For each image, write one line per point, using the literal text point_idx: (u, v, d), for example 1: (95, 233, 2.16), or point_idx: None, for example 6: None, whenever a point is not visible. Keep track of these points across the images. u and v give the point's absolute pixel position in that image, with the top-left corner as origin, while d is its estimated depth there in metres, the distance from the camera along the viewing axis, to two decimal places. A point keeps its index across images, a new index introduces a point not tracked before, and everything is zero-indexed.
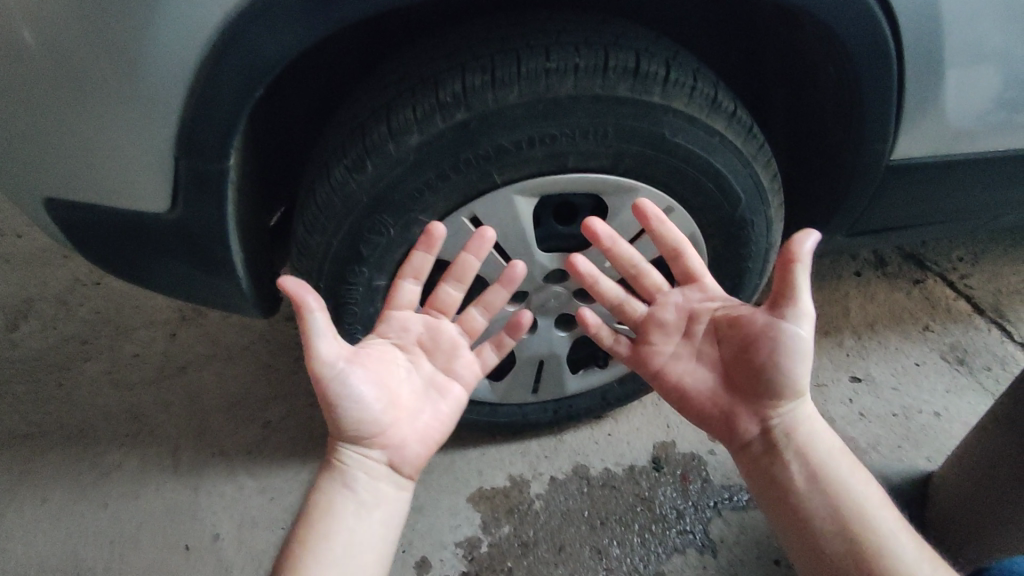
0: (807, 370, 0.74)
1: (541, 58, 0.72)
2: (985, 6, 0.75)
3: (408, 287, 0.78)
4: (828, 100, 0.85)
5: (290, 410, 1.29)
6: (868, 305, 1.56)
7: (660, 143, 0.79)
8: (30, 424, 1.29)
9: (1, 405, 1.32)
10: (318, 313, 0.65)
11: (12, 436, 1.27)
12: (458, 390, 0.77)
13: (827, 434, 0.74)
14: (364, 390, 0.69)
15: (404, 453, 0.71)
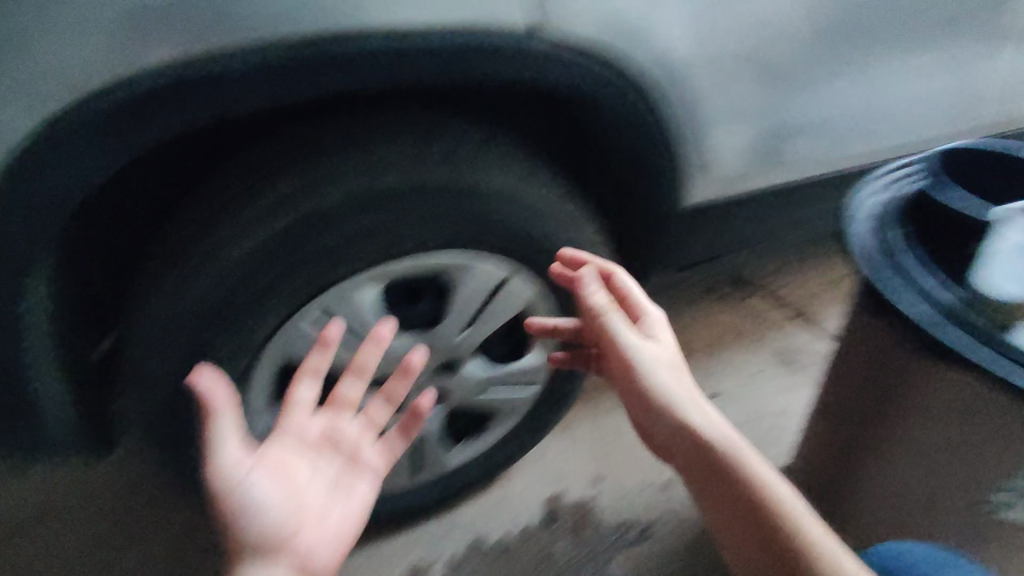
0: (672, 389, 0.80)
1: (358, 158, 0.76)
2: (731, 73, 0.91)
3: (304, 390, 0.75)
4: (628, 165, 0.96)
5: (144, 560, 1.12)
6: (710, 327, 1.75)
7: (486, 219, 0.85)
8: None
9: None
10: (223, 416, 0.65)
11: None
12: (366, 486, 0.74)
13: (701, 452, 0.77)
14: (265, 495, 0.64)
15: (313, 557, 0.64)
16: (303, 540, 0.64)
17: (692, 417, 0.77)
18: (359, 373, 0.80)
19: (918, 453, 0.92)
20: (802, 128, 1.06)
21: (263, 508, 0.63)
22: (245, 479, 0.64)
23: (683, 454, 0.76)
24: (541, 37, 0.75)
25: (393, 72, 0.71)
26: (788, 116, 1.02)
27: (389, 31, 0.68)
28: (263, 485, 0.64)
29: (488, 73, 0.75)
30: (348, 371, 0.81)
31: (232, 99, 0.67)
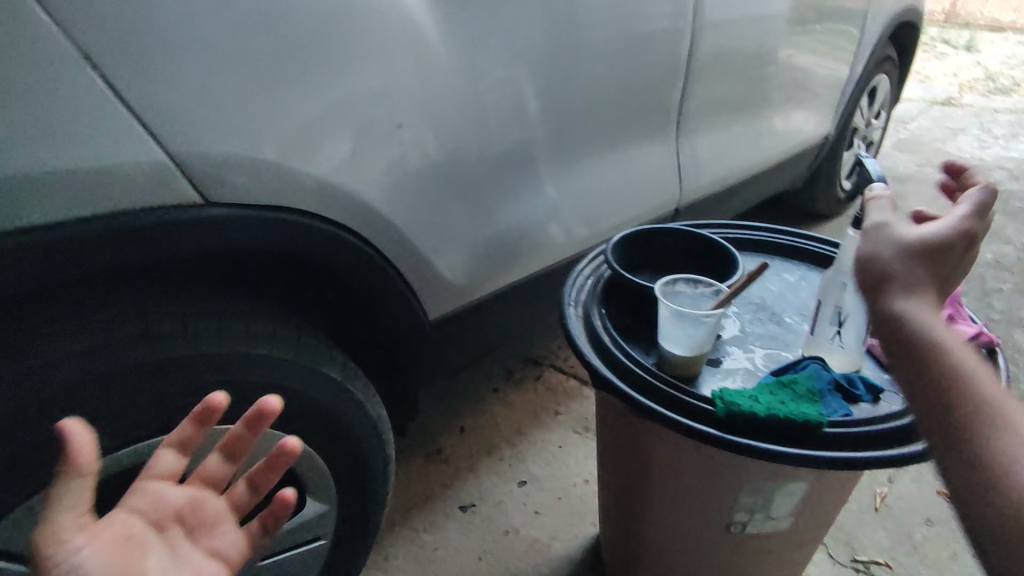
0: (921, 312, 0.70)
1: (25, 359, 0.71)
2: (421, 201, 1.04)
3: (168, 456, 0.79)
4: (349, 296, 1.03)
5: None
6: (510, 413, 1.81)
7: (204, 383, 0.84)
8: None
9: None
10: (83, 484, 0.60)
11: None
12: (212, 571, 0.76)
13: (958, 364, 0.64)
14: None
15: None
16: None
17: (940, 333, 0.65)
18: (228, 454, 0.84)
19: (671, 500, 1.01)
20: (506, 230, 1.23)
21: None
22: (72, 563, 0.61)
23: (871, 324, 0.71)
24: (213, 204, 0.79)
25: (47, 265, 0.69)
26: (488, 222, 1.19)
27: (31, 231, 0.68)
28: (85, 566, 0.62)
29: (165, 247, 0.77)
30: (221, 446, 0.84)
31: None
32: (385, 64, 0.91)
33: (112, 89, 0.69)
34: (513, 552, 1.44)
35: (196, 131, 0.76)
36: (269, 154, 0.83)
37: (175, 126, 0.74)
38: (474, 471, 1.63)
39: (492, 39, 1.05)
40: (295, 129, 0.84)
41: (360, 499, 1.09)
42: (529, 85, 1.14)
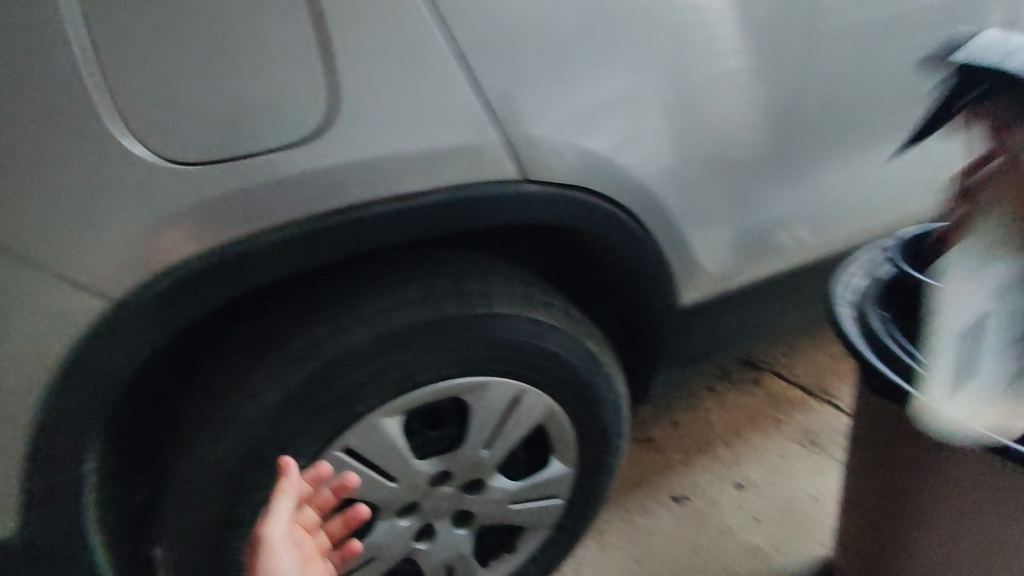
0: None
1: (373, 302, 0.83)
2: (703, 180, 0.98)
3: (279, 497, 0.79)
4: (615, 276, 1.02)
5: None
6: (725, 413, 1.73)
7: (495, 342, 0.91)
8: None
9: None
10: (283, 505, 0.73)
11: None
12: None
13: None
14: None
15: None
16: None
17: None
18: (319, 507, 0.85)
19: (942, 491, 0.91)
20: (778, 219, 1.13)
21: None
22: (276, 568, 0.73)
23: None
24: (528, 180, 0.82)
25: (404, 229, 0.75)
26: (760, 209, 1.10)
27: (398, 199, 0.74)
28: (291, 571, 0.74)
29: (493, 218, 0.80)
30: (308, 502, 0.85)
31: (260, 272, 0.69)
32: (679, 38, 0.89)
33: (461, 57, 0.75)
34: (730, 553, 1.40)
35: (523, 113, 0.79)
36: (581, 131, 0.84)
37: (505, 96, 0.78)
38: (686, 465, 1.60)
39: (786, 11, 0.98)
40: (601, 109, 0.85)
41: (593, 466, 1.15)
42: (820, 64, 1.04)
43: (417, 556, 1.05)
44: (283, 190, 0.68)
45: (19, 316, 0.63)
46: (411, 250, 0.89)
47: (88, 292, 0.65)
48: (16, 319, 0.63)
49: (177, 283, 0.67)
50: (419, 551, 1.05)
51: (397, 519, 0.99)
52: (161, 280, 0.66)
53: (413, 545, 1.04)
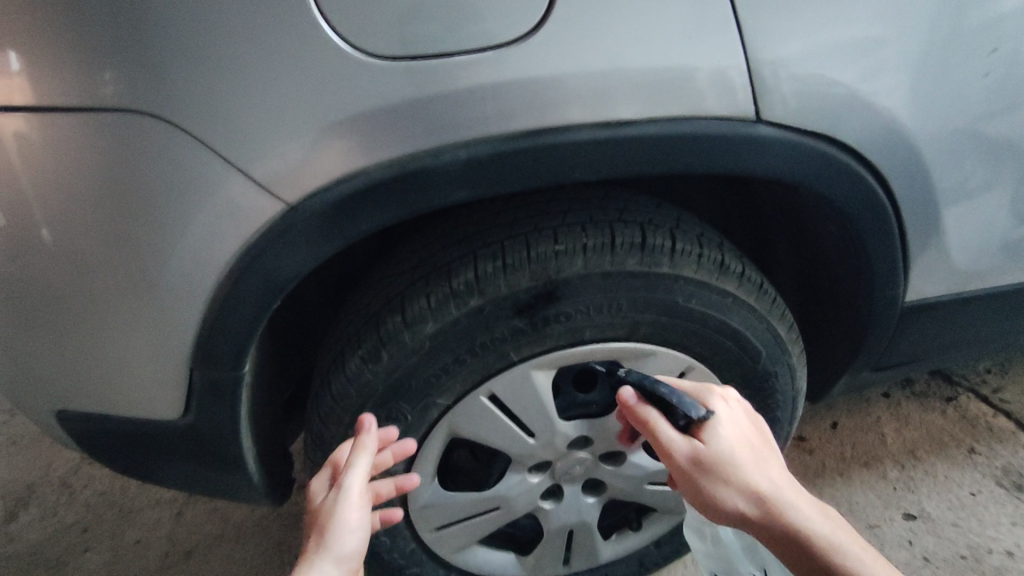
0: (790, 497, 0.69)
1: (549, 242, 0.73)
2: (985, 150, 0.75)
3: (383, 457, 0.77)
4: (831, 251, 0.83)
5: None
6: (904, 429, 1.47)
7: (674, 309, 0.78)
8: None
9: None
10: (361, 455, 0.70)
11: None
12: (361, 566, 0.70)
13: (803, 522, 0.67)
14: (358, 539, 0.67)
15: None
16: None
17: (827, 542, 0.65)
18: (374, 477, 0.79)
19: None
20: None
21: (348, 558, 0.66)
22: (345, 517, 0.67)
23: (777, 545, 0.68)
24: (764, 120, 0.64)
25: (603, 163, 0.63)
26: None
27: (603, 125, 0.61)
28: (364, 524, 0.68)
29: (709, 163, 0.65)
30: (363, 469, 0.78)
31: (442, 192, 0.61)
32: None
33: None
34: None
35: (776, 33, 0.62)
36: (847, 64, 0.65)
37: (759, 12, 0.61)
38: (846, 479, 1.38)
39: None
40: (875, 38, 0.65)
41: None
42: None
43: (540, 513, 0.99)
44: (477, 101, 0.58)
45: (200, 203, 0.61)
46: (595, 190, 0.78)
47: (266, 191, 0.60)
48: (197, 206, 0.61)
49: (350, 192, 0.60)
50: (544, 509, 0.99)
51: (529, 474, 0.93)
52: (334, 188, 0.60)
53: (539, 503, 0.97)
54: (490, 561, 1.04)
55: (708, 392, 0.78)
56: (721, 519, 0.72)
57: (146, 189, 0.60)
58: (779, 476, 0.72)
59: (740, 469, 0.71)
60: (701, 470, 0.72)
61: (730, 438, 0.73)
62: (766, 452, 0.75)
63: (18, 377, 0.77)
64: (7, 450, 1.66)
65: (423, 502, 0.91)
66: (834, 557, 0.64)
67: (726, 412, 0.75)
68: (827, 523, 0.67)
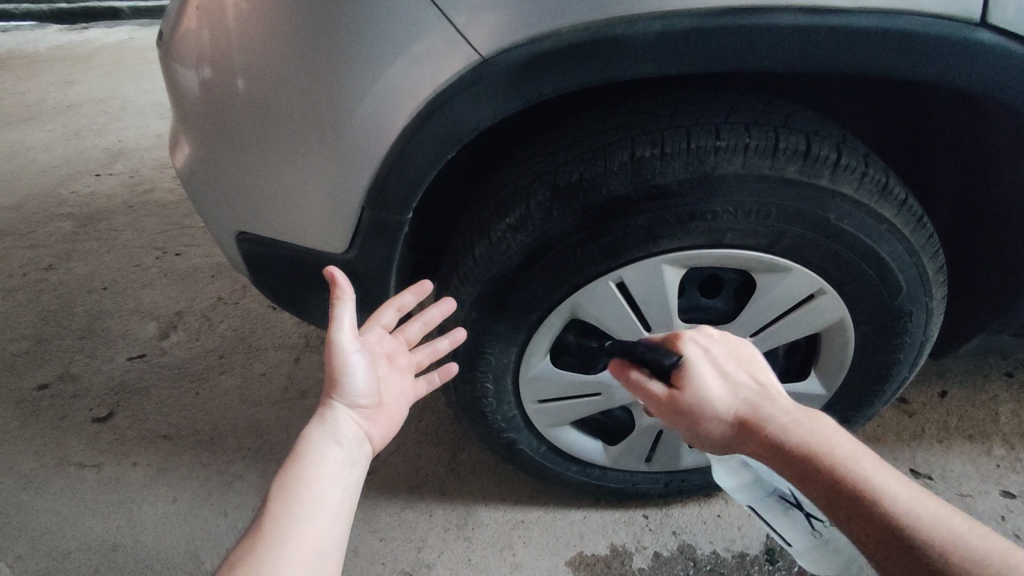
0: (774, 418, 0.69)
1: (711, 136, 0.73)
2: None
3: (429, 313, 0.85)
4: (1010, 192, 0.78)
5: (390, 453, 1.33)
6: (1022, 412, 1.39)
7: (824, 226, 0.77)
8: (183, 425, 1.51)
9: (163, 407, 1.55)
10: (344, 310, 0.69)
11: (171, 432, 1.50)
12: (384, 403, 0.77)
13: (787, 441, 0.66)
14: (363, 381, 0.74)
15: (362, 432, 0.73)
16: (369, 439, 0.74)
17: (820, 451, 0.64)
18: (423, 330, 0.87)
19: None
20: None
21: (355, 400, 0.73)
22: (346, 367, 0.72)
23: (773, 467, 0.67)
24: (988, 25, 0.59)
25: (800, 53, 0.60)
26: None
27: (809, 11, 0.59)
28: (365, 370, 0.74)
29: (912, 67, 0.61)
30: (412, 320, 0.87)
31: (627, 63, 0.62)
32: None
33: None
34: None
35: None
36: None
37: None
38: (944, 446, 1.34)
39: None
40: None
41: (855, 402, 1.01)
42: None
43: (636, 408, 1.05)
44: None
45: (398, 50, 0.65)
46: (763, 94, 0.76)
47: (461, 43, 0.63)
48: (396, 53, 0.66)
49: (542, 50, 0.62)
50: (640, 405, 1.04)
51: None
52: (529, 45, 0.62)
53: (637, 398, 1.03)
54: (578, 445, 1.12)
55: (679, 335, 0.79)
56: (716, 450, 0.74)
57: (355, 27, 0.65)
58: (758, 395, 0.72)
59: (716, 406, 0.72)
60: (686, 415, 0.74)
61: (705, 377, 0.73)
62: (744, 377, 0.74)
63: (211, 199, 0.88)
64: (161, 279, 1.91)
65: (531, 375, 0.98)
66: (824, 464, 0.62)
67: (697, 351, 0.75)
68: (810, 431, 0.66)
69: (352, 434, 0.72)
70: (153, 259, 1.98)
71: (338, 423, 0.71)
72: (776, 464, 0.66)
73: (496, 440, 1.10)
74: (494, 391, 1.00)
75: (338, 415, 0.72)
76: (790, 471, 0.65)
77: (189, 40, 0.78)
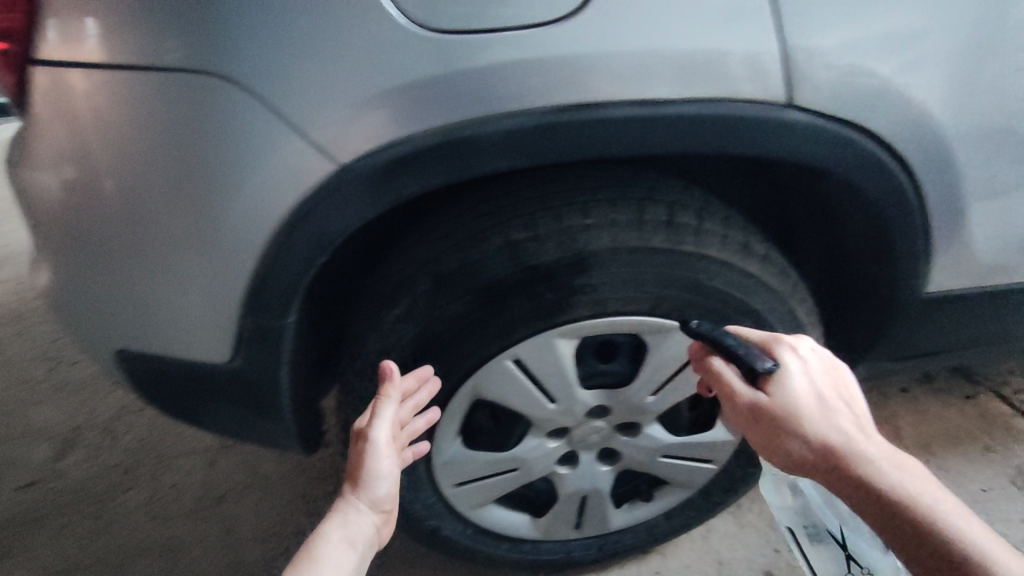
0: (871, 450, 0.65)
1: (580, 215, 0.76)
2: (1009, 144, 0.76)
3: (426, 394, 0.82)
4: (857, 240, 0.85)
5: None
6: (921, 424, 1.48)
7: (697, 286, 0.81)
8: (82, 555, 1.37)
9: (58, 539, 1.41)
10: (388, 409, 0.76)
11: (68, 566, 1.36)
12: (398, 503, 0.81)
13: (885, 475, 0.63)
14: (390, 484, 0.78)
15: (378, 531, 0.78)
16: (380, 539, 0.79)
17: (915, 495, 0.61)
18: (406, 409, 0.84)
19: None
20: None
21: (378, 501, 0.77)
22: (377, 467, 0.76)
23: (851, 496, 0.65)
24: (795, 106, 0.66)
25: (638, 140, 0.66)
26: None
27: (641, 103, 0.64)
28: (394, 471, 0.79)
29: (737, 146, 0.68)
30: None
31: (481, 160, 0.65)
32: None
33: None
34: None
35: (811, 24, 0.64)
36: (874, 54, 0.66)
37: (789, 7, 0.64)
38: None
39: None
40: (914, 39, 0.68)
41: None
42: None
43: (556, 477, 1.04)
44: (522, 75, 0.62)
45: (259, 162, 0.65)
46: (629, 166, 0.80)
47: (319, 152, 0.64)
48: (256, 164, 0.65)
49: (399, 154, 0.64)
50: (560, 474, 1.03)
51: (547, 439, 0.97)
52: (385, 150, 0.64)
53: (556, 468, 1.02)
54: (505, 522, 1.10)
55: (780, 343, 0.75)
56: (790, 470, 0.70)
57: (210, 142, 0.65)
58: (854, 427, 0.68)
59: (804, 421, 0.68)
60: (768, 424, 0.70)
61: (800, 390, 0.70)
62: (840, 401, 0.70)
63: (80, 318, 0.83)
64: (54, 394, 1.76)
65: (445, 459, 0.96)
66: (914, 512, 0.60)
67: (798, 363, 0.72)
68: (906, 477, 0.63)
69: (370, 534, 0.76)
70: (45, 372, 1.84)
71: (359, 521, 0.75)
72: (855, 497, 0.64)
73: (420, 530, 1.06)
74: (409, 480, 0.97)
75: (362, 512, 0.76)
76: (871, 508, 0.63)
77: (35, 147, 0.71)
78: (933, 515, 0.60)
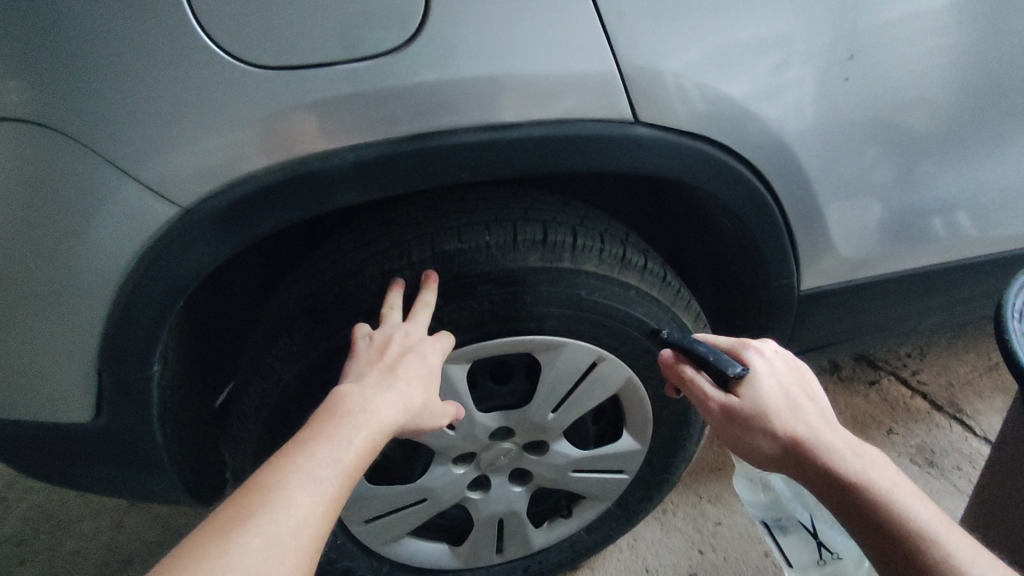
0: (836, 441, 0.70)
1: (455, 239, 0.76)
2: (858, 147, 0.81)
3: None
4: (730, 245, 0.88)
5: None
6: None
7: (578, 302, 0.82)
8: None
9: None
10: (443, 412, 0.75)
11: None
12: None
13: (842, 465, 0.68)
14: None
15: None
16: None
17: (871, 482, 0.67)
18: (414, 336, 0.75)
19: None
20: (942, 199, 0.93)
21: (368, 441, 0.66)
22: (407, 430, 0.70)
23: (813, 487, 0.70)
24: (641, 122, 0.69)
25: (490, 164, 0.67)
26: (920, 190, 0.90)
27: (487, 129, 0.66)
28: None
29: (587, 163, 0.70)
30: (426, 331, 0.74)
31: (333, 191, 0.65)
32: None
33: None
34: None
35: (647, 45, 0.66)
36: (714, 68, 0.69)
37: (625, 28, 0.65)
38: None
39: None
40: (754, 50, 0.70)
41: (671, 450, 1.06)
42: None
43: (468, 503, 1.03)
44: (362, 107, 0.62)
45: (97, 210, 0.62)
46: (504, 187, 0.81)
47: (160, 196, 0.62)
48: (94, 213, 0.62)
49: (247, 191, 0.63)
50: (472, 500, 1.02)
51: (453, 466, 0.96)
52: (233, 188, 0.63)
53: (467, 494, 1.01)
54: (423, 554, 1.07)
55: (743, 346, 0.79)
56: (760, 461, 0.76)
57: (40, 192, 0.61)
58: (818, 419, 0.73)
59: (772, 418, 0.73)
60: (739, 422, 0.75)
61: (767, 389, 0.74)
62: (806, 397, 0.75)
63: None
64: None
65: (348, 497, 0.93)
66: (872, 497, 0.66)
67: (764, 365, 0.76)
68: (867, 465, 0.68)
69: None
70: None
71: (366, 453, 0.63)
72: (816, 486, 0.70)
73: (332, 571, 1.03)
74: None
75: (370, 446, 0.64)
76: (833, 496, 0.68)
77: None
78: (894, 498, 0.65)
